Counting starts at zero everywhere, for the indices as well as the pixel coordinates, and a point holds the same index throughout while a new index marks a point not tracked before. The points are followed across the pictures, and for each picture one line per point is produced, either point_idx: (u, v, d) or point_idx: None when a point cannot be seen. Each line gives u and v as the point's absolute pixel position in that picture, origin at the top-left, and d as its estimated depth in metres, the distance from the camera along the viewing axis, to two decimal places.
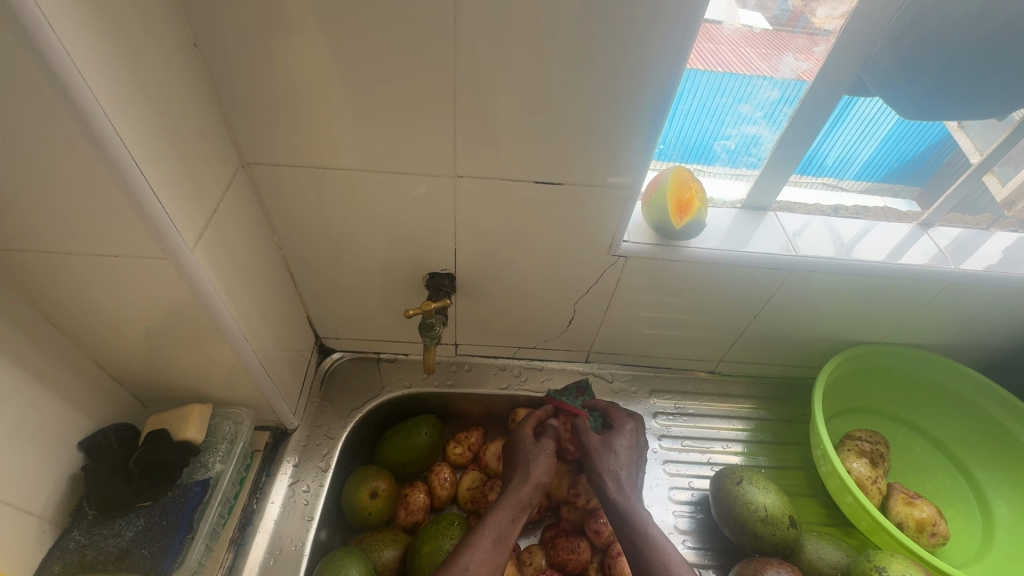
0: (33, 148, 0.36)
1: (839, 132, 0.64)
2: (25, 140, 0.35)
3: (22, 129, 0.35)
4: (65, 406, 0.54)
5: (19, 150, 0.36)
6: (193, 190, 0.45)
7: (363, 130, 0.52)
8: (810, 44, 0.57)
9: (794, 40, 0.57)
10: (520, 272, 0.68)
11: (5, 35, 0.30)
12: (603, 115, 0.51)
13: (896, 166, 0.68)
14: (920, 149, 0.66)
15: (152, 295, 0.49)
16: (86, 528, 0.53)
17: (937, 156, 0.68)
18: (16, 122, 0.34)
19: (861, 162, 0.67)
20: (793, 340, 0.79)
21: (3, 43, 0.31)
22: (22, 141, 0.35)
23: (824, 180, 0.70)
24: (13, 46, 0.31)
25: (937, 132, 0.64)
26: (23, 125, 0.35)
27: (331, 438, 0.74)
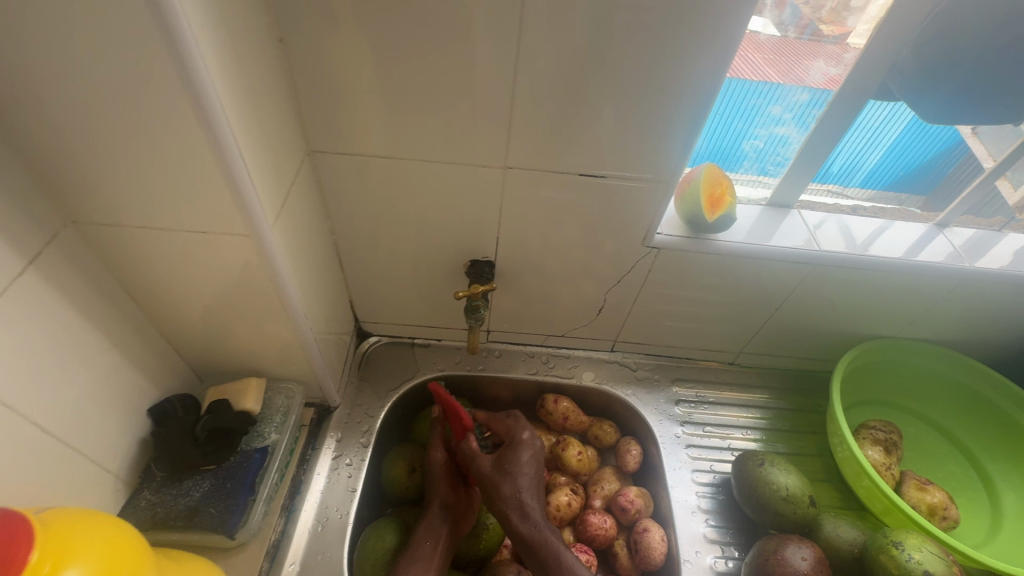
0: (149, 125, 0.40)
1: (847, 141, 0.69)
2: (144, 117, 0.40)
3: (144, 107, 0.39)
4: (139, 374, 0.58)
5: (136, 126, 0.40)
6: (274, 173, 0.49)
7: (424, 120, 0.57)
8: (840, 50, 0.60)
9: (824, 47, 0.61)
10: (556, 260, 0.72)
11: (149, 25, 0.35)
12: (646, 110, 0.55)
13: (902, 174, 0.73)
14: (925, 158, 0.71)
15: (228, 269, 0.53)
16: (156, 487, 0.57)
17: (943, 166, 0.72)
18: (139, 101, 0.39)
19: (866, 169, 0.73)
20: (813, 334, 0.82)
21: (145, 33, 0.35)
22: (141, 118, 0.40)
23: (829, 187, 0.75)
24: (154, 35, 0.35)
25: (942, 141, 0.69)
26: (145, 104, 0.39)
27: (371, 416, 0.78)
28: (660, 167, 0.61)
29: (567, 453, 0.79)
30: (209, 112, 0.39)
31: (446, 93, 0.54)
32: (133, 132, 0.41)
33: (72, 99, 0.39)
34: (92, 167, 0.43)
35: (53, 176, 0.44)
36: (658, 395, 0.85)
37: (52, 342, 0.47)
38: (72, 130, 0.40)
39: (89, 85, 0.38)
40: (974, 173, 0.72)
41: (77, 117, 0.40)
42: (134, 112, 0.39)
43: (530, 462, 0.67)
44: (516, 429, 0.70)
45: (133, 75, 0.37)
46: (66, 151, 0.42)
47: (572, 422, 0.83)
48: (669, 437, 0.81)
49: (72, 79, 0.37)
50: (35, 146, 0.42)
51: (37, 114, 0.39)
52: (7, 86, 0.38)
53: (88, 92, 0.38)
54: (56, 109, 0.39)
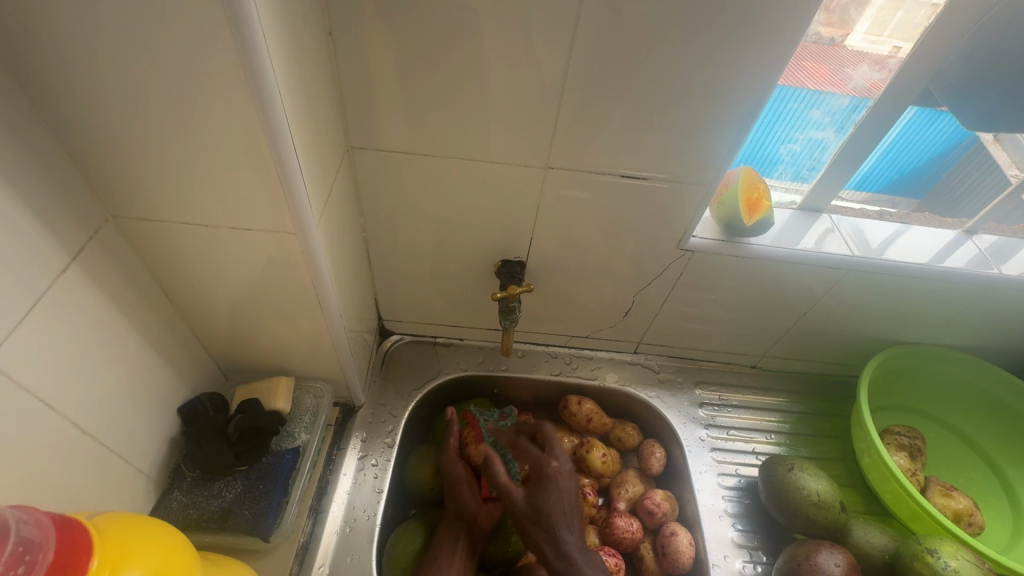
0: (206, 115, 0.40)
1: None
2: (202, 107, 0.39)
3: (202, 97, 0.39)
4: (171, 371, 0.56)
5: (192, 117, 0.40)
6: (319, 169, 0.49)
7: (464, 116, 0.57)
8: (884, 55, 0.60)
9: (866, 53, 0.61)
10: (586, 260, 0.73)
11: (216, 13, 0.34)
12: (689, 106, 0.56)
13: (896, 177, 0.74)
14: (919, 162, 0.72)
15: (268, 266, 0.52)
16: (186, 488, 0.56)
17: (937, 171, 0.73)
18: (199, 90, 0.38)
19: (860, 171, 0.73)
20: (840, 339, 0.82)
21: (212, 21, 0.35)
22: (198, 109, 0.39)
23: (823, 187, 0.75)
24: (220, 24, 0.35)
25: (938, 145, 0.70)
26: (202, 94, 0.38)
27: (395, 416, 0.77)
28: (698, 162, 0.61)
29: (592, 455, 0.78)
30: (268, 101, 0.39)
31: (489, 87, 0.55)
32: (188, 123, 0.40)
33: (128, 88, 0.38)
34: (140, 160, 0.42)
35: (99, 169, 0.43)
36: (682, 398, 0.85)
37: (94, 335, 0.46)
38: (126, 122, 0.40)
39: (148, 73, 0.37)
40: (968, 173, 0.73)
41: (132, 107, 0.39)
42: (191, 102, 0.39)
43: (569, 489, 0.67)
44: (545, 461, 0.68)
45: (194, 64, 0.37)
46: (115, 144, 0.41)
47: (595, 424, 0.82)
48: (693, 441, 0.81)
49: (131, 67, 0.37)
50: (84, 138, 0.41)
51: (91, 105, 0.39)
52: (63, 75, 0.37)
53: (146, 81, 0.37)
54: (111, 99, 0.38)
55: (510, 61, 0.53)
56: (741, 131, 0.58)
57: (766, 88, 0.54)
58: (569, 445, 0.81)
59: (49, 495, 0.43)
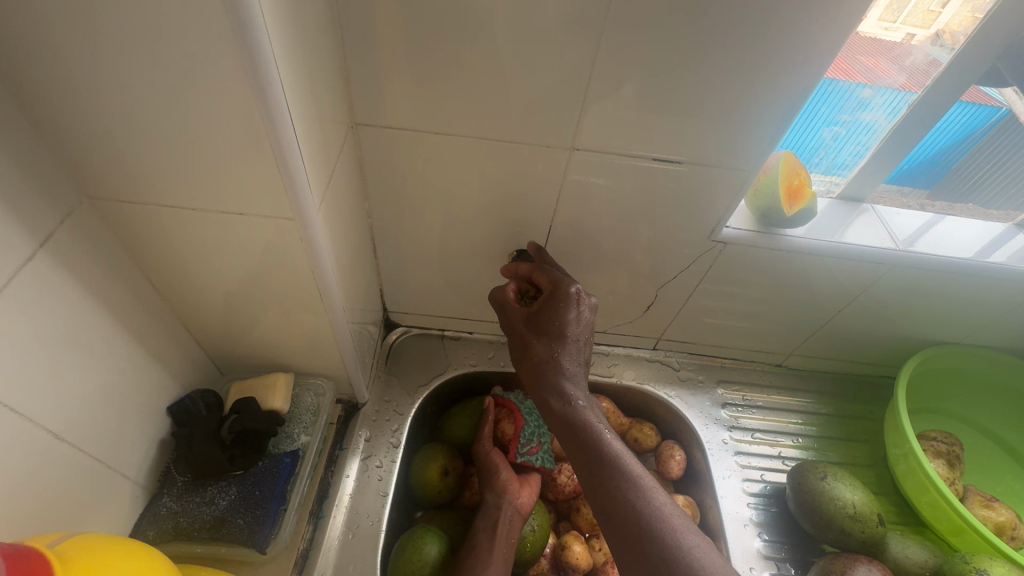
0: (187, 83, 0.34)
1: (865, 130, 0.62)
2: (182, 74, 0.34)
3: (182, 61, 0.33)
4: (159, 368, 0.52)
5: (171, 85, 0.34)
6: (320, 147, 0.44)
7: (481, 90, 0.52)
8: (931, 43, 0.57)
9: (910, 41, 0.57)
10: (607, 250, 0.67)
11: None
12: (729, 81, 0.51)
13: (908, 168, 0.68)
14: (933, 151, 0.66)
15: (262, 254, 0.47)
16: (177, 494, 0.52)
17: (950, 159, 0.67)
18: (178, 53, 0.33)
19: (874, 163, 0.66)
20: (874, 339, 0.77)
21: None
22: (178, 76, 0.34)
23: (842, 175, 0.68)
24: None
25: (954, 132, 0.64)
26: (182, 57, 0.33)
27: (400, 414, 0.72)
28: (735, 145, 0.56)
29: None
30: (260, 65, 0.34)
31: (508, 58, 0.49)
32: (167, 93, 0.35)
33: (95, 48, 0.32)
34: (114, 136, 0.37)
35: (68, 146, 0.38)
36: (703, 398, 0.81)
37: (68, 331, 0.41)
38: (95, 91, 0.34)
39: (117, 33, 0.32)
40: (980, 163, 0.67)
41: (101, 73, 0.33)
42: (169, 67, 0.33)
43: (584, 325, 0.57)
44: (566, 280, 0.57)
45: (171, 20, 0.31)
46: (85, 114, 0.36)
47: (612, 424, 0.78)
48: (716, 443, 0.76)
49: (97, 25, 0.31)
50: (49, 109, 0.35)
51: (53, 70, 0.33)
52: (17, 33, 0.32)
53: (116, 42, 0.32)
54: (76, 63, 0.33)
55: (532, 29, 0.47)
56: (787, 112, 0.53)
57: (817, 61, 0.49)
58: None
59: (17, 509, 0.38)
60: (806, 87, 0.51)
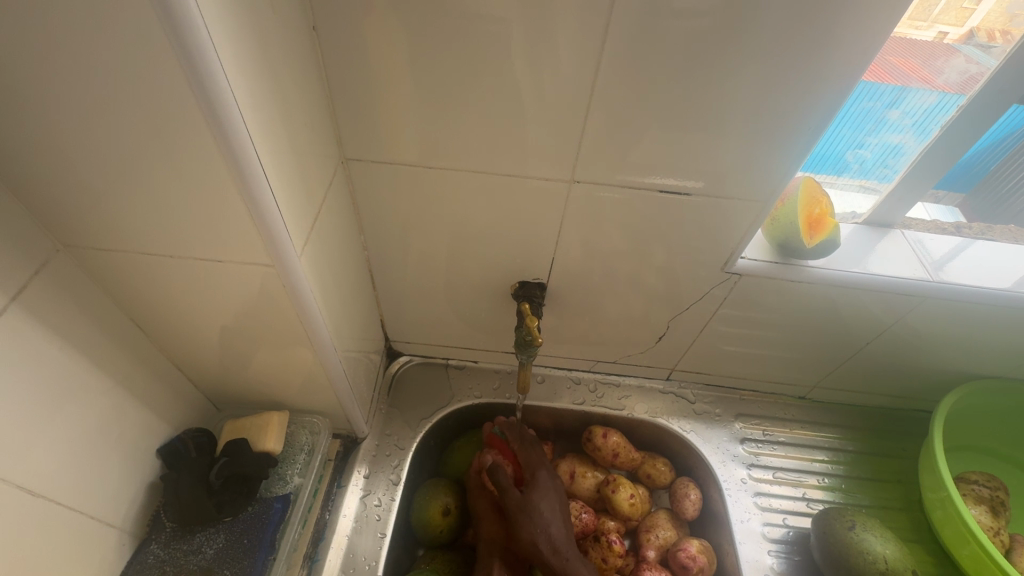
0: (156, 128, 0.34)
1: (883, 134, 0.57)
2: (154, 118, 0.33)
3: (154, 105, 0.32)
4: (144, 410, 0.52)
5: (143, 131, 0.34)
6: (297, 188, 0.43)
7: (468, 122, 0.50)
8: (968, 64, 0.52)
9: (942, 54, 0.53)
10: (612, 280, 0.65)
11: (147, 10, 0.28)
12: (732, 107, 0.48)
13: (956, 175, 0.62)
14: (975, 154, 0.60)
15: (244, 293, 0.46)
16: (164, 541, 0.53)
17: (984, 162, 0.61)
18: (146, 99, 0.32)
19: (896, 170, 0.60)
20: (907, 371, 0.72)
21: (142, 17, 0.29)
22: (147, 121, 0.33)
23: (866, 184, 0.63)
24: (153, 21, 0.29)
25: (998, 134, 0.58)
26: (151, 100, 0.32)
27: (402, 449, 0.70)
28: (740, 173, 0.53)
29: (618, 496, 0.70)
30: (219, 110, 0.33)
31: (497, 89, 0.48)
32: (138, 136, 0.34)
33: (60, 109, 0.33)
34: (89, 180, 0.37)
35: (45, 190, 0.37)
36: (720, 433, 0.76)
37: (38, 371, 0.41)
38: (66, 136, 0.34)
39: (84, 80, 0.31)
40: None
41: (72, 119, 0.33)
42: (140, 114, 0.33)
43: None
44: None
45: (134, 66, 0.31)
46: (59, 172, 0.36)
47: (623, 459, 0.74)
48: (734, 483, 0.72)
49: (64, 73, 0.31)
50: (25, 159, 0.35)
51: (26, 123, 0.33)
52: None
53: (84, 88, 0.32)
54: (44, 110, 0.33)
55: (520, 59, 0.45)
56: (802, 138, 0.49)
57: (825, 83, 0.45)
58: (593, 481, 0.73)
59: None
60: (815, 110, 0.47)
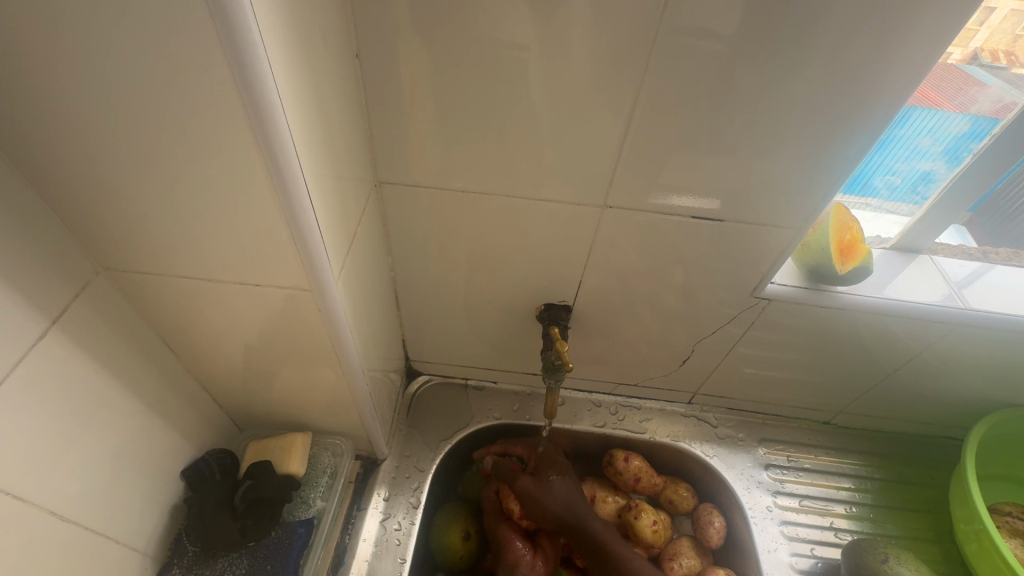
0: (205, 153, 0.34)
1: (915, 161, 0.57)
2: (203, 141, 0.33)
3: (205, 129, 0.33)
4: (170, 430, 0.51)
5: (192, 154, 0.34)
6: (336, 213, 0.43)
7: (502, 146, 0.50)
8: (997, 98, 0.52)
9: (971, 91, 0.52)
10: (638, 303, 0.64)
11: (210, 41, 0.29)
12: (768, 134, 0.48)
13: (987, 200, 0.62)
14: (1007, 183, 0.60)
15: (278, 315, 0.46)
16: (186, 566, 0.52)
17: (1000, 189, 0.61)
18: (199, 124, 0.32)
19: (925, 197, 0.60)
20: (938, 398, 0.71)
21: (204, 48, 0.29)
22: (197, 147, 0.34)
23: (895, 209, 0.63)
24: (214, 52, 0.29)
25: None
26: (202, 125, 0.32)
27: (422, 471, 0.69)
28: (772, 198, 0.52)
29: (641, 522, 0.69)
30: (271, 138, 0.33)
31: (533, 114, 0.48)
32: (187, 160, 0.34)
33: (113, 134, 0.33)
34: (133, 200, 0.37)
35: (88, 209, 0.37)
36: (744, 458, 0.75)
37: (72, 392, 0.40)
38: (116, 159, 0.34)
39: (140, 106, 0.32)
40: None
41: (123, 143, 0.33)
42: (191, 141, 0.33)
43: None
44: None
45: (190, 91, 0.31)
46: (106, 195, 0.36)
47: (645, 484, 0.73)
48: (760, 511, 0.71)
49: (119, 97, 0.31)
50: (74, 182, 0.36)
51: (79, 146, 0.34)
52: (36, 103, 0.32)
53: (137, 112, 0.32)
54: (98, 134, 0.33)
55: (557, 86, 0.46)
56: (838, 164, 0.49)
57: (861, 113, 0.46)
58: (614, 506, 0.71)
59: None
60: (851, 138, 0.47)
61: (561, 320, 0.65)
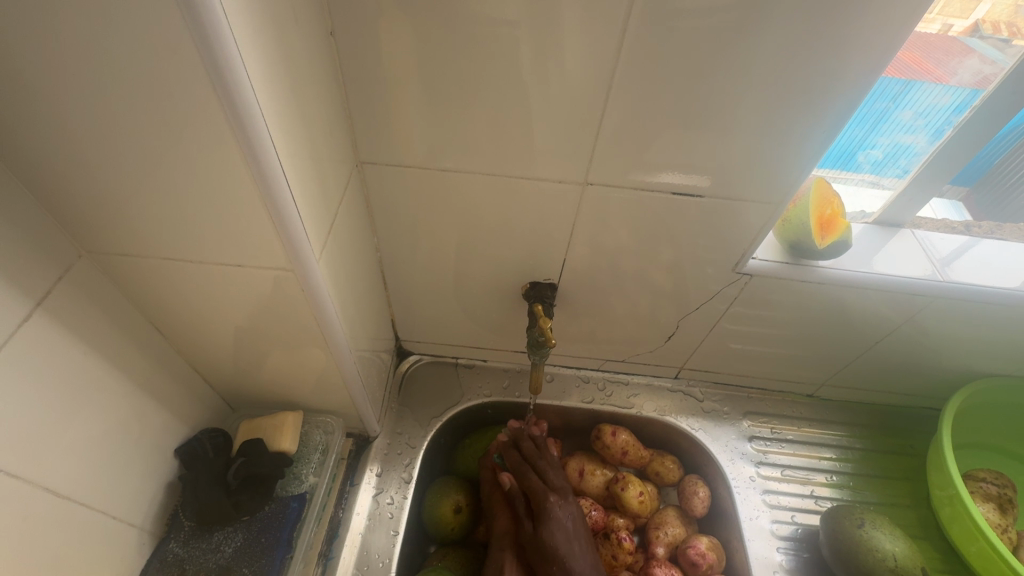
0: (181, 136, 0.34)
1: (896, 134, 0.57)
2: (177, 124, 0.33)
3: (177, 112, 0.33)
4: (161, 411, 0.52)
5: (166, 137, 0.34)
6: (316, 193, 0.43)
7: (482, 125, 0.50)
8: (981, 66, 0.52)
9: (956, 55, 0.52)
10: (623, 280, 0.65)
11: (176, 22, 0.29)
12: (746, 109, 0.48)
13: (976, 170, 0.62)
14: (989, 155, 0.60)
15: (265, 298, 0.46)
16: (183, 540, 0.53)
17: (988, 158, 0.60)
18: (173, 108, 0.33)
19: (906, 170, 0.60)
20: (918, 369, 0.72)
21: (170, 28, 0.29)
22: (172, 130, 0.34)
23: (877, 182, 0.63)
24: (180, 31, 0.29)
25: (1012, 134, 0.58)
26: (174, 106, 0.32)
27: (413, 447, 0.70)
28: (752, 173, 0.53)
29: (628, 493, 0.70)
30: (244, 119, 0.33)
31: (511, 92, 0.48)
32: (163, 143, 0.34)
33: (86, 117, 0.33)
34: (110, 183, 0.37)
35: (67, 194, 0.38)
36: (728, 431, 0.77)
37: (61, 375, 0.41)
38: (91, 144, 0.34)
39: (111, 89, 0.32)
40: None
41: (96, 127, 0.33)
42: (166, 123, 0.33)
43: None
44: None
45: (161, 73, 0.31)
46: (84, 178, 0.37)
47: (632, 457, 0.74)
48: (743, 480, 0.73)
49: (90, 82, 0.31)
50: (50, 166, 0.36)
51: (53, 130, 0.34)
52: (4, 87, 0.31)
53: (109, 96, 0.32)
54: (71, 118, 0.33)
55: (535, 63, 0.46)
56: (817, 139, 0.50)
57: (839, 85, 0.46)
58: (602, 479, 0.73)
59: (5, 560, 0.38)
60: (829, 110, 0.47)
61: (547, 296, 0.66)
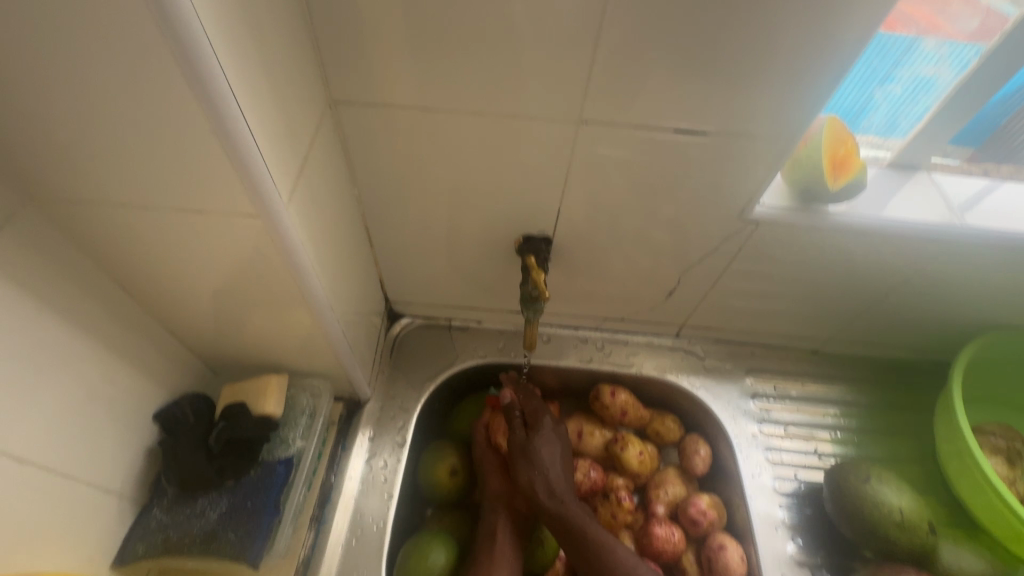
0: (113, 58, 0.30)
1: (918, 66, 0.54)
2: (107, 42, 0.29)
3: (105, 27, 0.28)
4: (134, 374, 0.50)
5: (98, 60, 0.30)
6: (280, 132, 0.39)
7: (464, 59, 0.46)
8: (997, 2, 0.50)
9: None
10: (622, 234, 0.61)
11: None
12: (757, 32, 0.43)
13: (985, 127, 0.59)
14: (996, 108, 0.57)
15: (232, 251, 0.43)
16: (166, 506, 0.52)
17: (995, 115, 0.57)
18: (99, 23, 0.28)
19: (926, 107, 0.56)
20: (928, 322, 0.69)
21: None
22: (102, 50, 0.29)
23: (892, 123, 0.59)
24: None
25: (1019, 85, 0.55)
26: (100, 21, 0.28)
27: (405, 410, 0.68)
28: (761, 107, 0.48)
29: (627, 453, 0.69)
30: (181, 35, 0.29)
31: (495, 18, 0.43)
32: (95, 67, 0.30)
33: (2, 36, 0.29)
34: (45, 119, 0.33)
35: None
36: (731, 389, 0.75)
37: (13, 335, 0.38)
38: (14, 70, 0.30)
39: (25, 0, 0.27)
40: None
41: (17, 49, 0.29)
42: (93, 42, 0.29)
43: None
44: None
45: None
46: (15, 113, 0.33)
47: (631, 417, 0.72)
48: (745, 439, 0.71)
49: None
50: None
51: None
52: None
53: (24, 9, 0.28)
54: None
55: None
56: (835, 65, 0.44)
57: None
58: (601, 440, 0.72)
59: None
60: (850, 29, 0.42)
61: (542, 249, 0.62)
